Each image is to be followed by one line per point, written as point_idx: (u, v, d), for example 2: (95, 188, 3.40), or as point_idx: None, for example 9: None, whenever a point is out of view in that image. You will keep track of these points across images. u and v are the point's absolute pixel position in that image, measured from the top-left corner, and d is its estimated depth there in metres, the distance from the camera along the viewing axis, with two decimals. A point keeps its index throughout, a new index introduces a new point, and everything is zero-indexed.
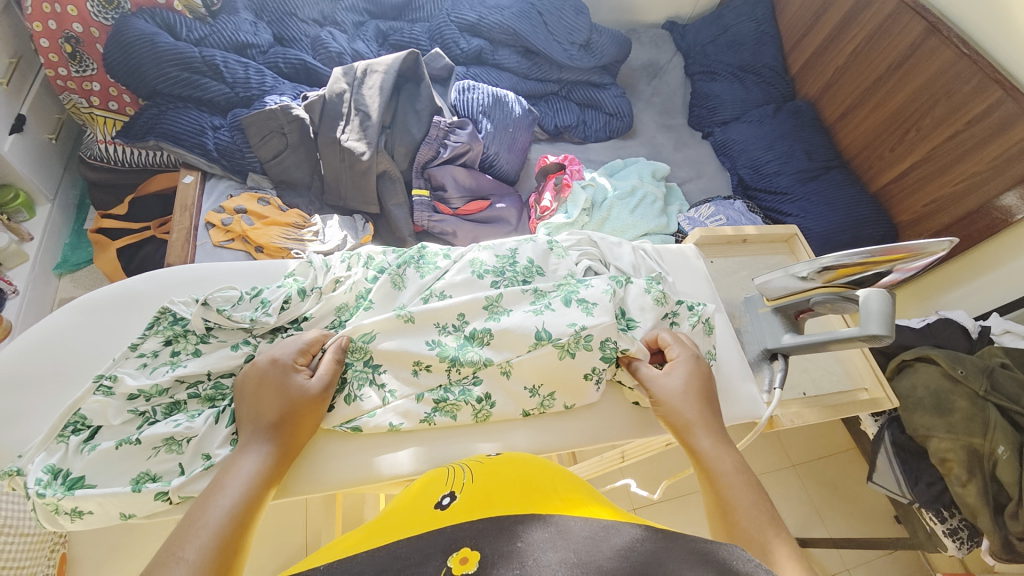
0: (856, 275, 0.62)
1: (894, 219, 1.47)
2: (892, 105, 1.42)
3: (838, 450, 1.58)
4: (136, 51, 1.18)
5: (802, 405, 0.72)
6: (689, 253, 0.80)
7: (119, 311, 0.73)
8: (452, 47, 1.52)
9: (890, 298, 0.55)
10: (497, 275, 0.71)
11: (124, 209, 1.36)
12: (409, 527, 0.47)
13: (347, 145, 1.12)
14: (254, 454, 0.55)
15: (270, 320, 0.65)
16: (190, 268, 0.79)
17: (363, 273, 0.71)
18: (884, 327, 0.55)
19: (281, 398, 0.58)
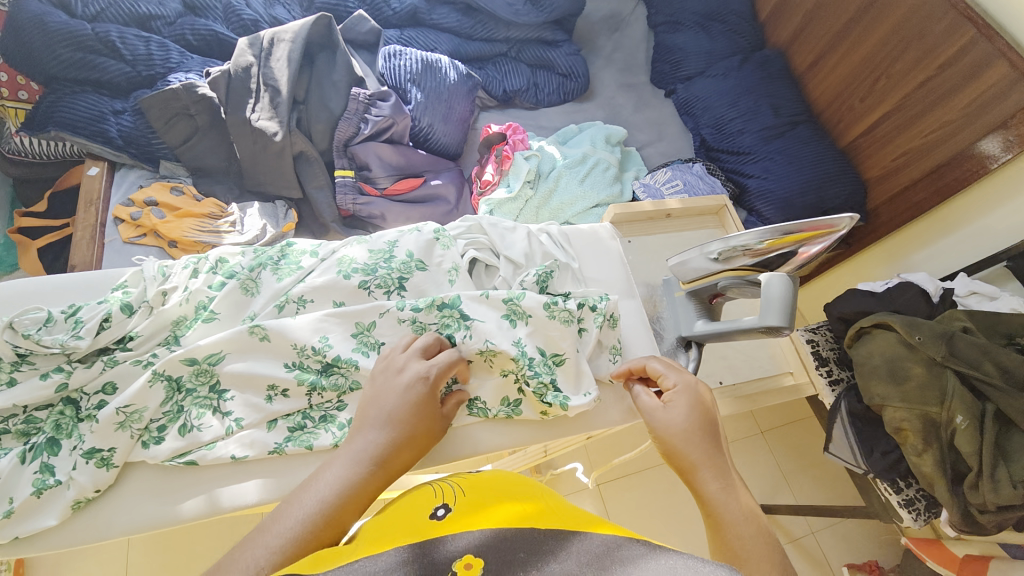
0: (763, 257, 0.56)
1: (863, 175, 1.39)
2: (863, 51, 1.31)
3: (802, 416, 1.54)
4: (26, 33, 1.08)
5: (718, 393, 0.75)
6: (603, 233, 0.78)
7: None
8: (383, 8, 1.39)
9: (792, 285, 0.51)
10: (366, 274, 0.65)
11: (41, 205, 1.28)
12: (414, 535, 0.42)
13: (257, 125, 1.02)
14: (347, 462, 0.46)
15: (83, 344, 0.56)
16: (10, 283, 0.66)
17: (206, 280, 0.63)
18: (782, 318, 0.51)
19: (410, 416, 0.51)
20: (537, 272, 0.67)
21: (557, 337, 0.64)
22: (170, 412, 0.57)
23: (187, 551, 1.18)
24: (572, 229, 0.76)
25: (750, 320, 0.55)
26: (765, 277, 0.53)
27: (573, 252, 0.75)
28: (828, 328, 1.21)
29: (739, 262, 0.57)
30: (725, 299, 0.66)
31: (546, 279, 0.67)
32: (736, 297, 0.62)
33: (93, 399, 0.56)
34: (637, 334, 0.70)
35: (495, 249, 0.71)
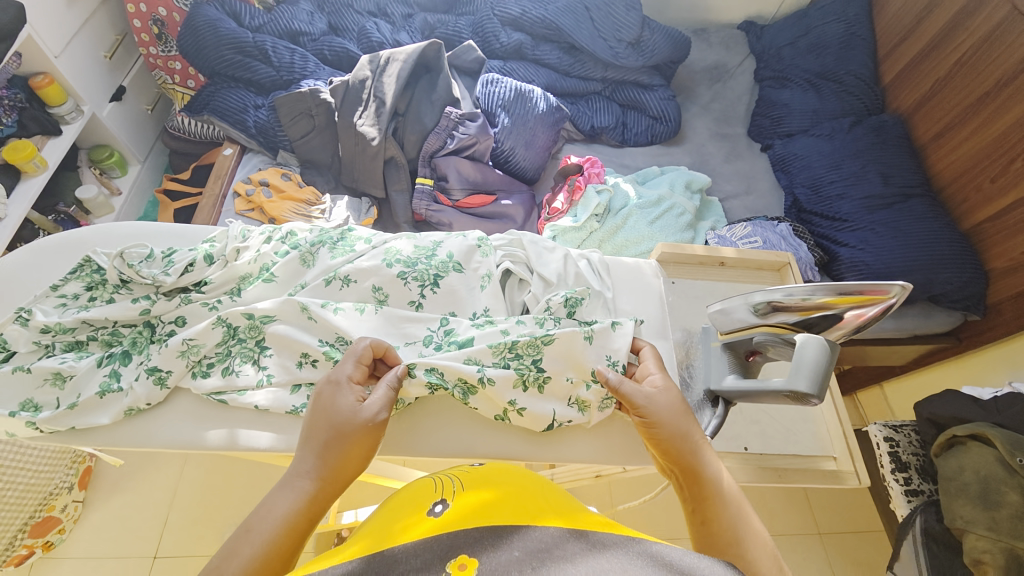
0: (804, 319, 0.56)
1: (986, 265, 1.21)
2: (995, 129, 1.18)
3: (864, 528, 1.33)
4: (201, 34, 1.32)
5: (741, 459, 0.71)
6: (647, 269, 0.78)
7: (61, 257, 0.75)
8: (492, 41, 1.52)
9: (827, 353, 0.50)
10: (407, 266, 0.71)
11: (187, 175, 1.54)
12: (404, 535, 0.46)
13: (360, 129, 1.16)
14: (286, 492, 0.51)
15: (168, 279, 0.67)
16: (133, 224, 0.80)
17: (275, 247, 0.72)
18: (811, 384, 0.50)
19: (327, 420, 0.55)
20: (565, 295, 0.69)
21: (563, 357, 0.66)
22: (220, 353, 0.65)
23: (226, 492, 1.32)
24: (615, 259, 0.77)
25: (778, 381, 0.54)
26: (800, 338, 0.52)
27: (609, 282, 0.75)
28: (914, 429, 1.06)
29: (778, 319, 0.57)
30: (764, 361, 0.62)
31: (575, 303, 0.69)
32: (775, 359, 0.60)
33: (166, 327, 0.67)
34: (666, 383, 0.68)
35: (526, 269, 0.74)
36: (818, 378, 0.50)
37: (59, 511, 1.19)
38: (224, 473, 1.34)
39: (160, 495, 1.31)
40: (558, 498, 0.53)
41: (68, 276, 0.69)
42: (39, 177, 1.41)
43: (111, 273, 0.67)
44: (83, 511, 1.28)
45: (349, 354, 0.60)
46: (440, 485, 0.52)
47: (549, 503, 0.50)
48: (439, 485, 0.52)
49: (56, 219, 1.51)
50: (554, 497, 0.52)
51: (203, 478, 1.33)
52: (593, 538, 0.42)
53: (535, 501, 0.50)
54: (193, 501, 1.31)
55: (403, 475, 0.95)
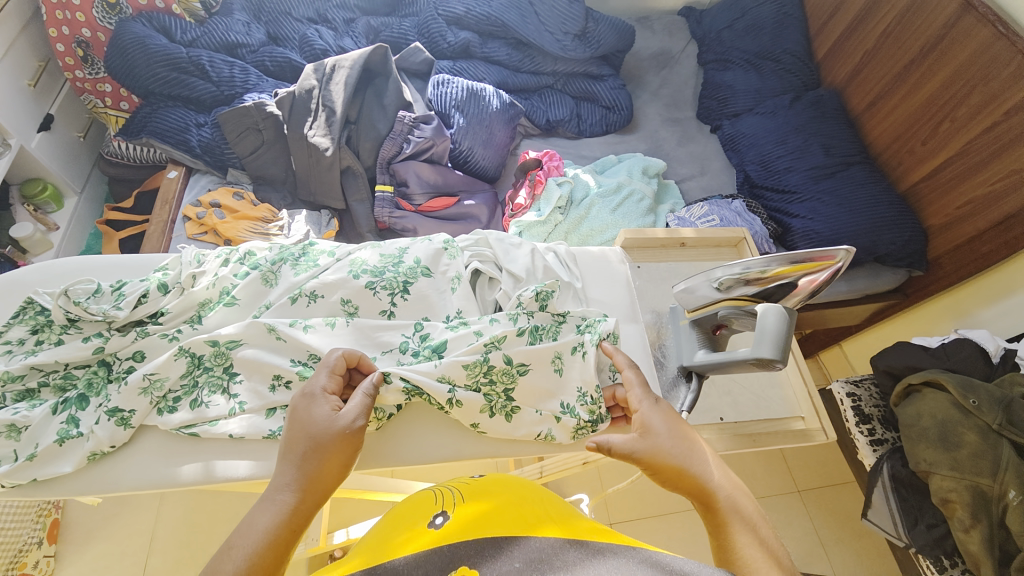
0: (763, 290, 0.59)
1: (923, 222, 1.30)
2: (924, 94, 1.26)
3: (838, 480, 1.41)
4: (129, 53, 1.25)
5: (717, 429, 0.74)
6: (613, 256, 0.80)
7: (2, 302, 0.70)
8: (439, 41, 1.50)
9: (787, 319, 0.53)
10: (374, 275, 0.70)
11: (130, 202, 1.46)
12: (404, 546, 0.46)
13: (312, 141, 1.13)
14: (268, 506, 0.49)
15: (121, 313, 0.63)
16: (74, 259, 0.75)
17: (234, 269, 0.70)
18: (774, 349, 0.53)
19: (304, 431, 0.53)
20: (536, 289, 0.70)
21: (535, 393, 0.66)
22: (186, 385, 0.63)
23: (208, 526, 1.28)
24: (583, 249, 0.78)
25: (744, 351, 0.56)
26: (760, 308, 0.55)
27: (577, 273, 0.76)
28: (873, 382, 1.13)
29: (740, 291, 0.60)
30: (730, 333, 0.65)
31: (547, 295, 0.70)
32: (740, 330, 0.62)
33: (124, 364, 0.63)
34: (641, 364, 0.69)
35: (495, 268, 0.75)
36: (779, 343, 0.53)
37: (31, 568, 1.14)
38: (206, 507, 1.30)
39: (138, 539, 1.26)
40: (556, 507, 0.55)
41: (10, 321, 0.65)
42: None
43: (57, 313, 0.63)
44: (55, 567, 1.22)
45: (321, 366, 0.59)
46: (441, 497, 0.54)
47: (548, 512, 0.52)
48: (440, 497, 0.54)
49: None
50: (552, 506, 0.55)
51: (184, 515, 1.29)
52: (593, 546, 0.43)
53: (535, 510, 0.52)
54: (174, 539, 1.26)
55: (393, 487, 0.94)
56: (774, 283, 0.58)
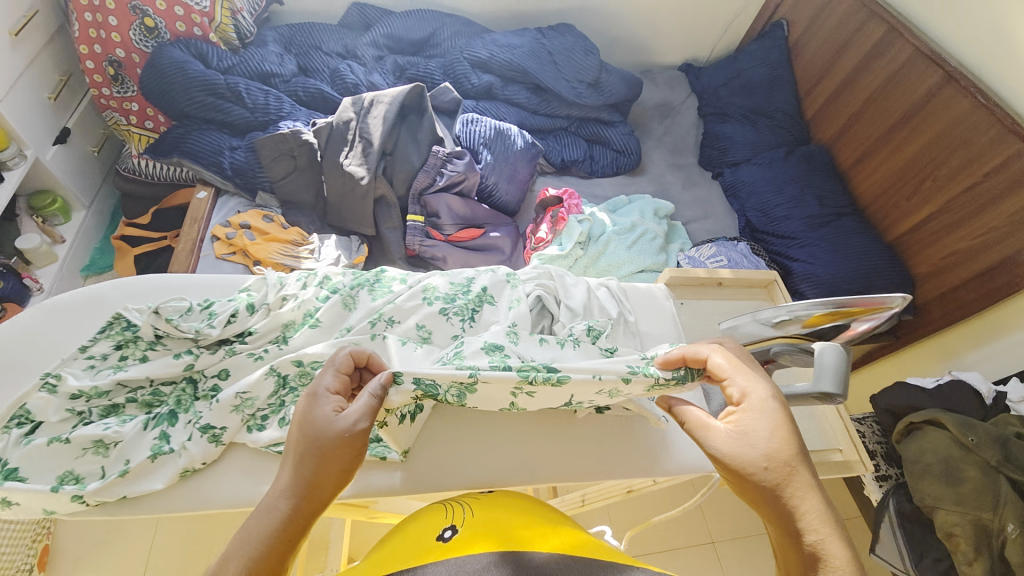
0: (816, 328, 0.66)
1: (911, 270, 1.42)
2: (906, 153, 1.40)
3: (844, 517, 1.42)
4: (168, 76, 1.28)
5: None
6: (659, 292, 0.85)
7: (82, 315, 0.78)
8: (464, 82, 1.59)
9: (844, 355, 0.57)
10: (447, 302, 0.76)
11: (146, 219, 1.45)
12: (413, 555, 0.52)
13: (348, 169, 1.17)
14: (261, 513, 0.50)
15: (213, 332, 0.70)
16: (154, 277, 0.83)
17: (315, 292, 0.77)
18: (838, 384, 0.57)
19: (303, 433, 0.54)
20: (587, 325, 0.74)
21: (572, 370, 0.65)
22: (273, 404, 0.69)
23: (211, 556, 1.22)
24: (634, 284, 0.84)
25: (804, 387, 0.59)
26: (819, 345, 0.59)
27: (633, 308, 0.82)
28: (874, 420, 1.21)
29: (793, 329, 0.66)
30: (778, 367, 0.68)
31: (597, 333, 0.73)
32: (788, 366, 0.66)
33: (208, 382, 0.70)
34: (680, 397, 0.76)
35: (552, 301, 0.79)
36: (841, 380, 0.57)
37: None
38: (205, 534, 1.25)
39: (128, 571, 1.19)
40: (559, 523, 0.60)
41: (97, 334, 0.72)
42: None
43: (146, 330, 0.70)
44: None
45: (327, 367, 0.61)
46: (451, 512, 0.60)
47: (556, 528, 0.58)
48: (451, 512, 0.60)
49: None
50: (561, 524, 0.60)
51: (179, 544, 1.23)
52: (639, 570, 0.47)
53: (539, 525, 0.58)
54: (170, 570, 1.20)
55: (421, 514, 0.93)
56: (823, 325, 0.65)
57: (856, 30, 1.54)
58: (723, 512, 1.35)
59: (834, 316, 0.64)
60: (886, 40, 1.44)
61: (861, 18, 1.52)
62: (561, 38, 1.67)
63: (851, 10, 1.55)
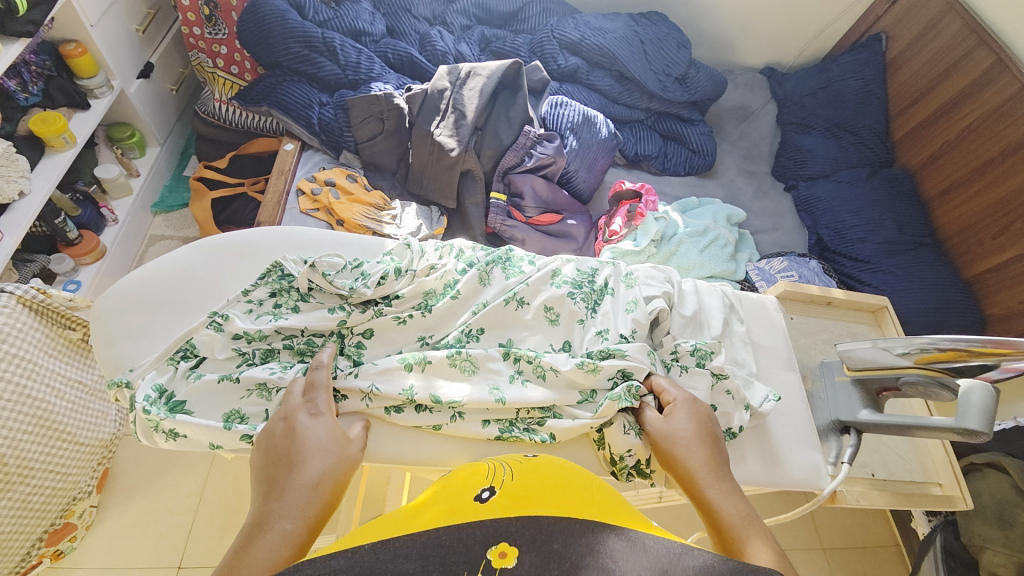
0: (955, 363, 0.66)
1: (984, 310, 1.40)
2: (1000, 192, 1.36)
3: (882, 542, 1.38)
4: (267, 24, 1.29)
5: (869, 485, 0.79)
6: (770, 305, 0.88)
7: (231, 257, 0.82)
8: (550, 62, 1.56)
9: (992, 396, 0.61)
10: (575, 287, 0.82)
11: (224, 163, 1.47)
12: (451, 516, 0.51)
13: (439, 139, 1.17)
14: (272, 539, 0.53)
15: (367, 292, 0.78)
16: (299, 229, 0.88)
17: (454, 264, 0.83)
18: (981, 424, 0.61)
19: (313, 450, 0.62)
20: (695, 344, 0.76)
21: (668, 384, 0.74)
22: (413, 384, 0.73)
23: None
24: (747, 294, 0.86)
25: (944, 420, 0.65)
26: (965, 384, 0.63)
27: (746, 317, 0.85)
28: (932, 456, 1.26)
29: (936, 364, 0.67)
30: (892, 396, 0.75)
31: (704, 354, 0.76)
32: (909, 395, 0.72)
33: (354, 338, 0.77)
34: (797, 412, 0.78)
35: (674, 301, 0.82)
36: (984, 419, 0.62)
37: (76, 517, 1.12)
38: None
39: (181, 504, 1.24)
40: (605, 496, 0.58)
41: (255, 280, 0.80)
42: (66, 153, 1.32)
43: (303, 283, 0.78)
44: (95, 518, 1.20)
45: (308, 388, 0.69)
46: (491, 472, 0.58)
47: (600, 500, 0.56)
48: (491, 472, 0.58)
49: (73, 199, 1.41)
50: (602, 496, 0.58)
51: (231, 482, 1.27)
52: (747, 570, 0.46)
53: (581, 498, 0.56)
54: (222, 506, 1.24)
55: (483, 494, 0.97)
56: (963, 363, 0.65)
57: (962, 56, 1.48)
58: None
59: (975, 355, 0.64)
60: (994, 70, 1.39)
61: (970, 43, 1.45)
62: (653, 29, 1.64)
63: (959, 34, 1.48)
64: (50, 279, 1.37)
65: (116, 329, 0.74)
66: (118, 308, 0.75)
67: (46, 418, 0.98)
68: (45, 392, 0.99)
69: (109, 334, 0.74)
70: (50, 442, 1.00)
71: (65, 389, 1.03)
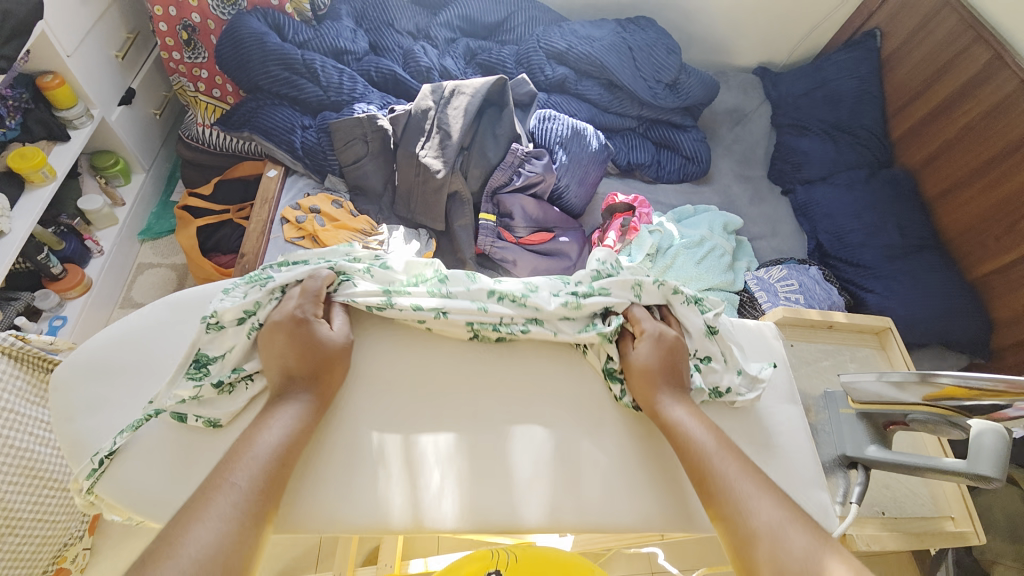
0: (964, 401, 0.63)
1: (990, 312, 1.37)
2: (1003, 190, 1.32)
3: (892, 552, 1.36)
4: (246, 48, 1.26)
5: (880, 525, 0.85)
6: (768, 331, 0.84)
7: (199, 312, 0.79)
8: (538, 73, 1.53)
9: (1005, 440, 0.59)
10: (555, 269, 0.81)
11: (209, 189, 1.44)
12: None
13: (424, 161, 1.14)
14: (286, 417, 0.61)
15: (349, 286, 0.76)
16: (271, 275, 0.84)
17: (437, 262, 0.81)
18: (995, 469, 0.58)
19: (310, 346, 0.65)
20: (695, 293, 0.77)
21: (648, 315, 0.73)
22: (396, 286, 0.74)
23: None
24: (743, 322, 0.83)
25: (956, 462, 0.62)
26: (975, 425, 0.61)
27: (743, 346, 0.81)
28: None
29: (943, 403, 0.65)
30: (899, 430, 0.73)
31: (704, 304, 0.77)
32: (918, 431, 0.70)
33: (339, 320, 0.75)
34: (802, 448, 0.74)
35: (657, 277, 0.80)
36: (996, 465, 0.59)
37: (69, 562, 1.10)
38: None
39: None
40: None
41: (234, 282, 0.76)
42: (47, 187, 1.29)
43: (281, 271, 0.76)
44: (89, 561, 1.18)
45: (302, 294, 0.69)
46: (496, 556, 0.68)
47: None
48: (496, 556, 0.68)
49: (57, 232, 1.39)
50: None
51: None
52: None
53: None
54: None
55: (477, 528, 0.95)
56: (975, 402, 0.62)
57: (958, 52, 1.44)
58: None
59: (987, 395, 0.61)
60: (992, 67, 1.36)
61: (966, 38, 1.42)
62: (642, 34, 1.60)
63: (954, 30, 1.45)
64: (36, 315, 1.35)
65: (79, 402, 0.71)
66: (83, 378, 0.73)
67: (32, 467, 0.96)
68: (28, 441, 0.96)
69: (70, 407, 0.71)
70: (37, 491, 0.97)
71: (49, 435, 1.00)
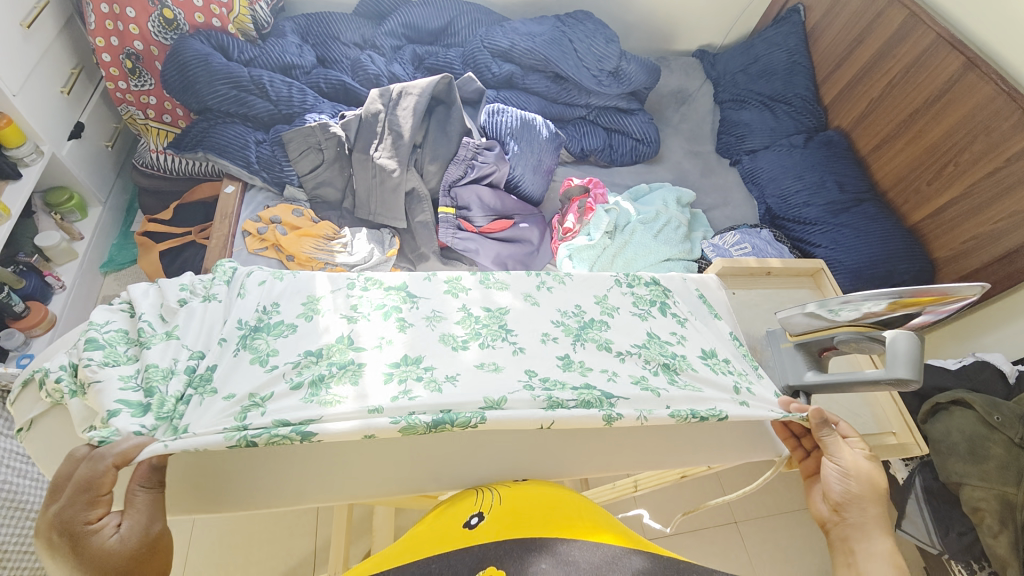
0: (882, 317, 0.73)
1: (930, 255, 1.45)
2: (928, 139, 1.42)
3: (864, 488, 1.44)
4: (191, 70, 1.27)
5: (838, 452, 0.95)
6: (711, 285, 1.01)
7: None
8: (484, 72, 1.58)
9: (916, 343, 0.69)
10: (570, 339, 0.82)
11: (169, 214, 1.45)
12: (439, 545, 0.55)
13: (380, 162, 1.19)
14: None
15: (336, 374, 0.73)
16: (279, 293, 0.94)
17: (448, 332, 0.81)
18: (911, 371, 0.68)
19: (95, 566, 0.53)
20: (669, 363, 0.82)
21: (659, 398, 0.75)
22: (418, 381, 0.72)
23: (247, 547, 1.24)
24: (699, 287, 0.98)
25: (878, 373, 0.72)
26: (892, 334, 0.71)
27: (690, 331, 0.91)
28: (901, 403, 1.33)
29: (864, 320, 0.75)
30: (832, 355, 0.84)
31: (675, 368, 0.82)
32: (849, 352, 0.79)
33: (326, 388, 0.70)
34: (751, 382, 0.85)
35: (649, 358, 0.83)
36: (912, 366, 0.69)
37: None
38: (242, 526, 1.26)
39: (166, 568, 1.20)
40: (594, 514, 0.63)
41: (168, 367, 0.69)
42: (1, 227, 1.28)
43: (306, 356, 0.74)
44: None
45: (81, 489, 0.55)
46: (480, 499, 0.63)
47: (582, 517, 0.60)
48: (480, 500, 0.63)
49: (16, 271, 1.37)
50: (583, 511, 0.62)
51: (216, 536, 1.24)
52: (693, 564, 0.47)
53: (571, 513, 0.60)
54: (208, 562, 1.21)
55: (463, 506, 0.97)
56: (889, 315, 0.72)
57: (875, 16, 1.54)
58: (747, 497, 1.44)
59: (900, 306, 0.71)
60: (907, 25, 1.45)
61: (881, 3, 1.52)
62: (580, 27, 1.67)
63: None
64: None
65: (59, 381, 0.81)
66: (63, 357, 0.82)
67: (12, 499, 0.94)
68: (4, 472, 0.95)
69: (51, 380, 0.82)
70: (20, 523, 0.95)
71: (25, 467, 0.99)
